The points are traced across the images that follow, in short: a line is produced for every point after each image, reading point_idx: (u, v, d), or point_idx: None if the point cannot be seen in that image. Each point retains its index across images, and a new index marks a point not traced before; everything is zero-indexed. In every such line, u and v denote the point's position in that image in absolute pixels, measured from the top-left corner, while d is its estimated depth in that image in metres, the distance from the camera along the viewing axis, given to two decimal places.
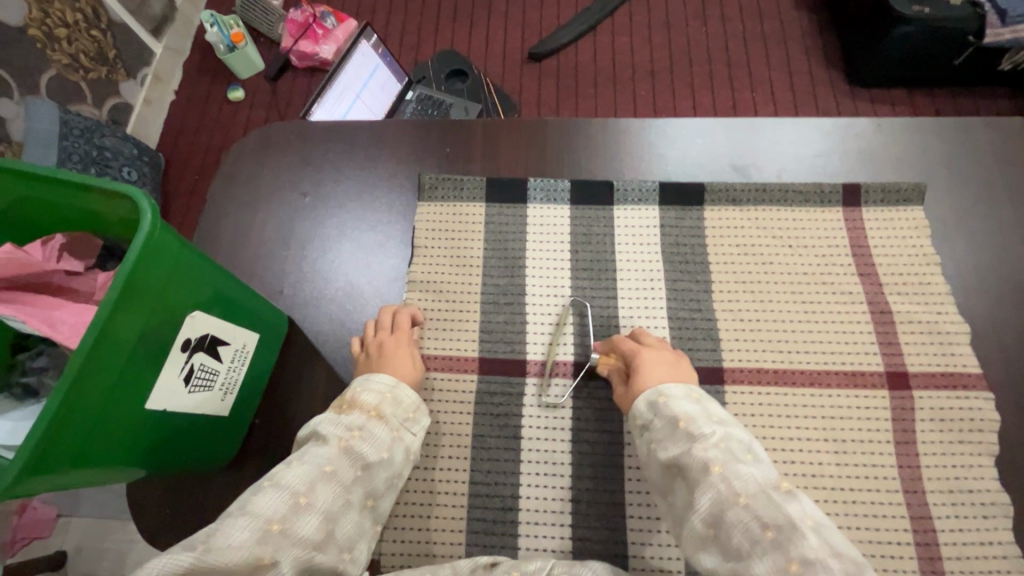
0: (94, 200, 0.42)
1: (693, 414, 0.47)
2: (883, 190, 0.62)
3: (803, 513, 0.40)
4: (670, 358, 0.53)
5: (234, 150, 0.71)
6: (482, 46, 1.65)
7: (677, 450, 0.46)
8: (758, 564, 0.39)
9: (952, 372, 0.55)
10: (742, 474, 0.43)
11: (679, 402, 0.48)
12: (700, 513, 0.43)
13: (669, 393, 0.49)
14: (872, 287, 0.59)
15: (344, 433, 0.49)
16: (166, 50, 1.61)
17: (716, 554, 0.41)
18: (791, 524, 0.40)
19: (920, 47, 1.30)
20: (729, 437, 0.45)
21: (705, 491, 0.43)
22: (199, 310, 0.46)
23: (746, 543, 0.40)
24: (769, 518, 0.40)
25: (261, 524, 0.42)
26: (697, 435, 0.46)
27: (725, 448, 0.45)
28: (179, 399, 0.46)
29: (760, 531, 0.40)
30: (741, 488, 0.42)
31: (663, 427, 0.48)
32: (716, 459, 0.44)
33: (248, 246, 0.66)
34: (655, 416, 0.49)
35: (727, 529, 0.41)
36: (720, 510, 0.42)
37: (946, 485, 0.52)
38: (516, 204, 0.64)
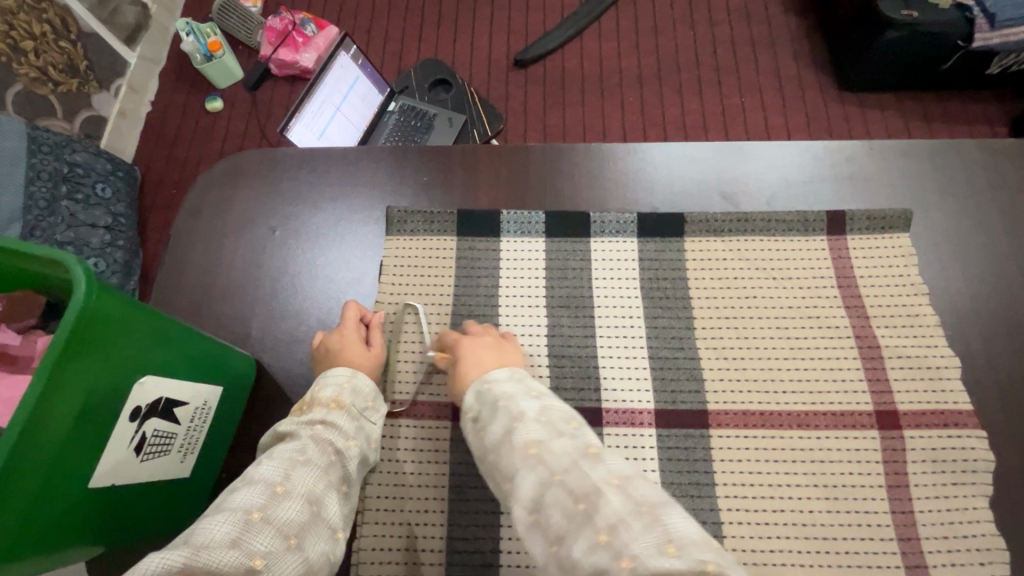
0: (31, 263, 0.39)
1: (515, 394, 0.48)
2: (867, 217, 0.59)
3: (604, 476, 0.40)
4: (490, 343, 0.53)
5: (202, 179, 0.68)
6: (466, 52, 1.62)
7: (500, 431, 0.45)
8: (574, 540, 0.37)
9: (943, 410, 0.53)
10: (552, 447, 0.43)
11: (502, 383, 0.49)
12: (522, 498, 0.41)
13: (493, 378, 0.50)
14: (859, 320, 0.56)
15: (308, 426, 0.50)
16: (141, 60, 1.57)
17: (540, 540, 0.39)
18: (595, 491, 0.39)
19: (907, 53, 1.30)
20: (548, 410, 0.46)
21: (526, 473, 0.42)
22: (149, 373, 0.43)
23: (561, 523, 0.39)
24: (581, 490, 0.39)
25: (242, 514, 0.40)
26: (519, 413, 0.46)
27: (544, 423, 0.45)
28: (131, 470, 0.43)
29: (573, 505, 0.39)
30: (557, 466, 0.42)
31: (488, 412, 0.47)
32: (534, 440, 0.44)
33: (216, 283, 0.63)
34: (483, 405, 0.48)
35: (546, 509, 0.40)
36: (536, 490, 0.41)
37: (942, 529, 0.50)
38: (489, 238, 0.62)
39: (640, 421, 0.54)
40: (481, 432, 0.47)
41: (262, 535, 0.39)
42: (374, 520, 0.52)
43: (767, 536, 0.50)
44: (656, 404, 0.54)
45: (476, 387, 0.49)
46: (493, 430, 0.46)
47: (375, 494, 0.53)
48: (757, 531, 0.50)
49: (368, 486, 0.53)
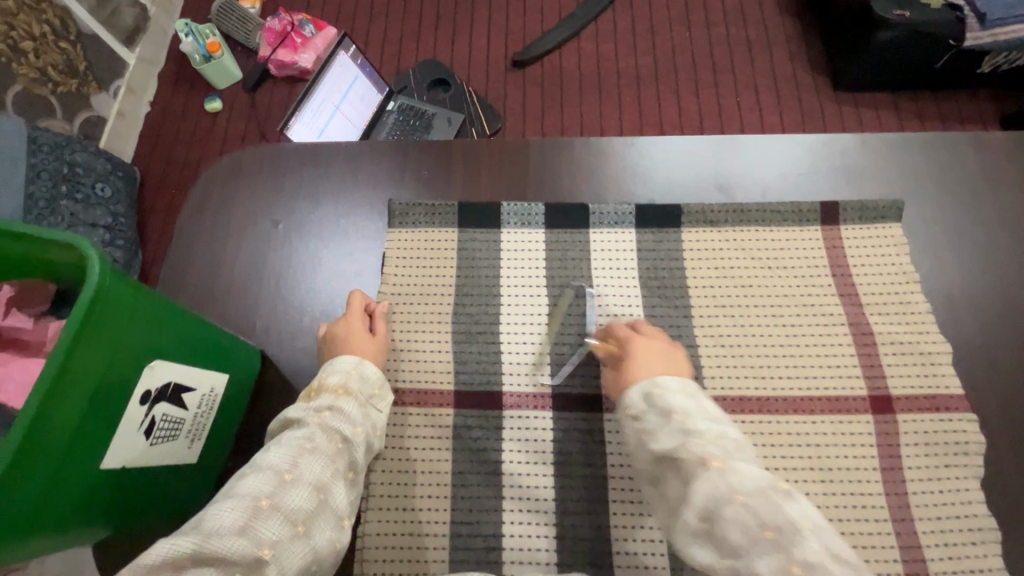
0: (42, 250, 0.39)
1: (691, 410, 0.46)
2: (860, 208, 0.60)
3: (803, 513, 0.39)
4: (663, 349, 0.52)
5: (205, 174, 0.69)
6: (464, 52, 1.63)
7: (675, 443, 0.44)
8: (753, 559, 0.38)
9: (935, 394, 0.54)
10: (740, 472, 0.41)
11: (675, 395, 0.46)
12: (693, 504, 0.41)
13: (663, 384, 0.47)
14: (852, 308, 0.58)
15: (316, 413, 0.50)
16: (140, 62, 1.57)
17: (710, 549, 0.40)
18: (792, 525, 0.38)
19: (901, 52, 1.32)
20: (723, 434, 0.44)
21: (704, 480, 0.41)
22: (158, 359, 0.44)
23: (743, 541, 0.39)
24: (768, 516, 0.39)
25: (251, 501, 0.42)
26: (695, 431, 0.44)
27: (722, 445, 0.43)
28: (140, 453, 0.44)
29: (759, 528, 0.39)
30: (739, 486, 0.40)
31: (655, 418, 0.46)
32: (715, 455, 0.42)
33: (219, 275, 0.64)
34: (650, 409, 0.46)
35: (722, 525, 0.40)
36: (708, 502, 0.40)
37: (935, 510, 0.51)
38: (489, 229, 0.63)
39: None
40: (644, 437, 0.46)
41: (270, 521, 0.42)
42: (378, 505, 0.53)
43: None
44: None
45: (645, 387, 0.48)
46: (661, 441, 0.44)
47: (377, 481, 0.54)
48: None
49: (371, 473, 0.54)
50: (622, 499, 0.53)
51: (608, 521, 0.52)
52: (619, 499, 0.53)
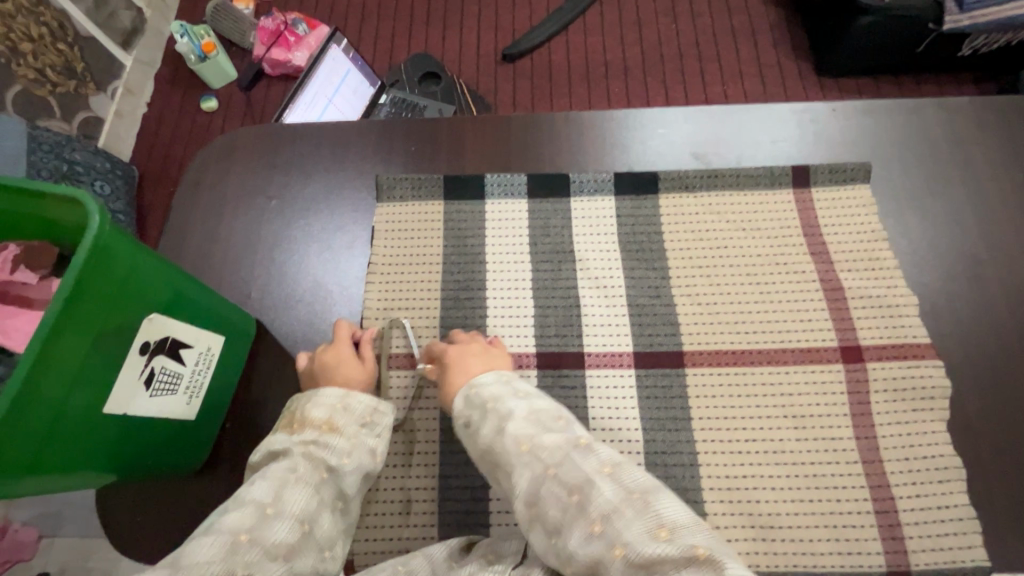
0: (48, 207, 0.42)
1: (503, 395, 0.50)
2: (830, 171, 0.63)
3: (597, 465, 0.42)
4: (478, 349, 0.54)
5: (200, 156, 0.71)
6: (455, 47, 1.66)
7: (492, 434, 0.47)
8: (569, 530, 0.40)
9: (903, 343, 0.56)
10: (543, 442, 0.45)
11: (489, 387, 0.50)
12: (522, 491, 0.44)
13: (479, 382, 0.51)
14: (824, 265, 0.60)
15: (300, 445, 0.50)
16: (137, 63, 1.60)
17: (540, 532, 0.42)
18: (588, 482, 0.41)
19: (882, 37, 1.34)
20: (538, 410, 0.48)
21: (522, 464, 0.45)
22: (158, 313, 0.46)
23: (559, 514, 0.41)
24: (572, 481, 0.42)
25: (229, 536, 0.41)
26: (507, 417, 0.47)
27: (533, 420, 0.47)
28: (141, 403, 0.46)
29: (567, 497, 0.41)
30: (549, 459, 0.44)
31: (476, 413, 0.49)
32: (524, 436, 0.46)
33: (217, 251, 0.66)
34: (472, 409, 0.50)
35: (543, 502, 0.42)
36: (533, 484, 0.43)
37: (903, 452, 0.53)
38: (474, 200, 0.65)
39: (620, 363, 0.57)
40: (473, 434, 0.49)
41: (249, 555, 0.41)
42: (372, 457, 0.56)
43: (738, 464, 0.53)
44: (635, 347, 0.58)
45: (465, 391, 0.51)
46: (486, 432, 0.48)
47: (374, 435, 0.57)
48: (729, 459, 0.53)
49: None
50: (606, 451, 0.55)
51: None
52: None
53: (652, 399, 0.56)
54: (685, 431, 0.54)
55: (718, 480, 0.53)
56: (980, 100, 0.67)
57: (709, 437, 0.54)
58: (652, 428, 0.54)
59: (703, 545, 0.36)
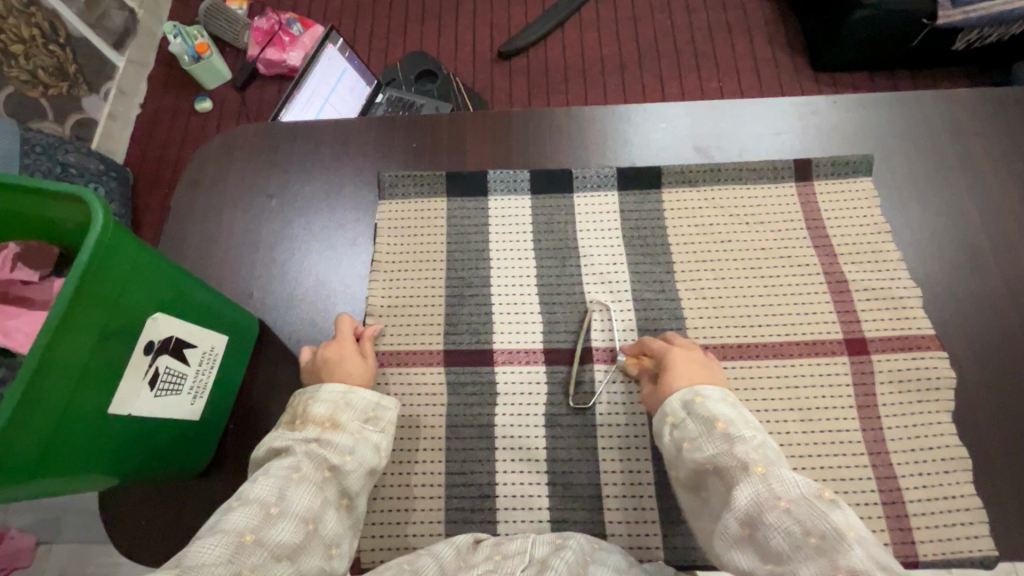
0: (49, 206, 0.41)
1: (733, 418, 0.47)
2: (832, 163, 0.63)
3: (846, 521, 0.39)
4: (698, 361, 0.53)
5: (199, 155, 0.71)
6: (451, 45, 1.66)
7: (716, 450, 0.45)
8: (797, 566, 0.38)
9: (907, 334, 0.57)
10: (783, 478, 0.42)
11: (717, 404, 0.48)
12: (736, 510, 0.42)
13: (705, 394, 0.48)
14: (827, 258, 0.60)
15: (303, 442, 0.49)
16: (130, 64, 1.59)
17: (752, 556, 0.40)
18: (835, 532, 0.38)
19: (878, 31, 1.35)
20: (765, 444, 0.45)
21: (746, 486, 0.42)
22: (162, 313, 0.46)
23: (784, 546, 0.39)
24: (813, 525, 0.39)
25: (234, 537, 0.42)
26: (735, 438, 0.45)
27: (766, 454, 0.44)
28: (146, 403, 0.46)
29: (801, 535, 0.39)
30: (783, 494, 0.41)
31: (698, 427, 0.47)
32: (759, 462, 0.43)
33: (217, 250, 0.65)
34: (689, 416, 0.48)
35: (763, 528, 0.40)
36: (755, 507, 0.41)
37: (909, 442, 0.53)
38: (477, 197, 0.65)
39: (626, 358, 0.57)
40: (688, 445, 0.47)
41: (253, 556, 0.41)
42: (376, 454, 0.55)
43: None
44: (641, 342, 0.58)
45: (692, 398, 0.48)
46: (705, 449, 0.45)
47: None
48: None
49: None
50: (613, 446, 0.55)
51: (599, 466, 0.54)
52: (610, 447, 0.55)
53: None
54: None
55: None
56: (978, 91, 0.67)
57: None
58: None
59: None
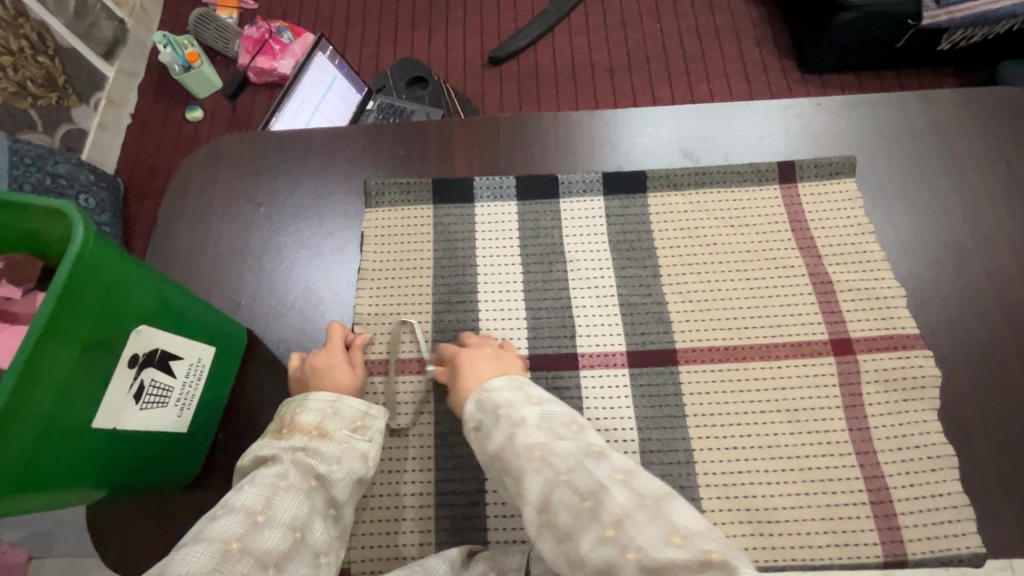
0: (31, 220, 0.41)
1: (516, 402, 0.48)
2: (816, 165, 0.64)
3: (608, 473, 0.41)
4: (491, 354, 0.55)
5: (185, 165, 0.71)
6: (442, 51, 1.66)
7: (502, 440, 0.46)
8: (581, 537, 0.38)
9: (893, 334, 0.57)
10: (558, 450, 0.43)
11: (501, 392, 0.49)
12: (531, 500, 0.42)
13: (492, 386, 0.50)
14: (812, 259, 0.61)
15: (290, 450, 0.49)
16: (120, 74, 1.59)
17: (549, 538, 0.40)
18: (600, 489, 0.40)
19: (863, 33, 1.36)
20: (548, 416, 0.47)
21: (536, 471, 0.42)
22: (146, 325, 0.46)
23: (569, 519, 0.39)
24: (584, 487, 0.40)
25: (221, 545, 0.41)
26: (520, 422, 0.46)
27: (545, 428, 0.46)
28: (131, 417, 0.46)
29: (578, 501, 0.40)
30: (561, 465, 0.42)
31: (489, 420, 0.48)
32: (537, 442, 0.44)
33: (204, 260, 0.65)
34: (483, 412, 0.49)
35: (554, 508, 0.40)
36: (543, 490, 0.41)
37: (896, 441, 0.54)
38: (463, 203, 0.65)
39: (615, 362, 0.58)
40: (483, 439, 0.48)
41: (240, 564, 0.41)
42: None
43: (734, 459, 0.53)
44: (629, 346, 0.58)
45: (476, 395, 0.50)
46: (495, 438, 0.46)
47: None
48: (725, 455, 0.53)
49: None
50: None
51: None
52: None
53: (647, 398, 0.56)
54: (681, 428, 0.55)
55: (714, 476, 0.53)
56: (959, 92, 0.68)
57: (704, 434, 0.54)
58: (648, 427, 0.55)
59: (717, 550, 0.35)
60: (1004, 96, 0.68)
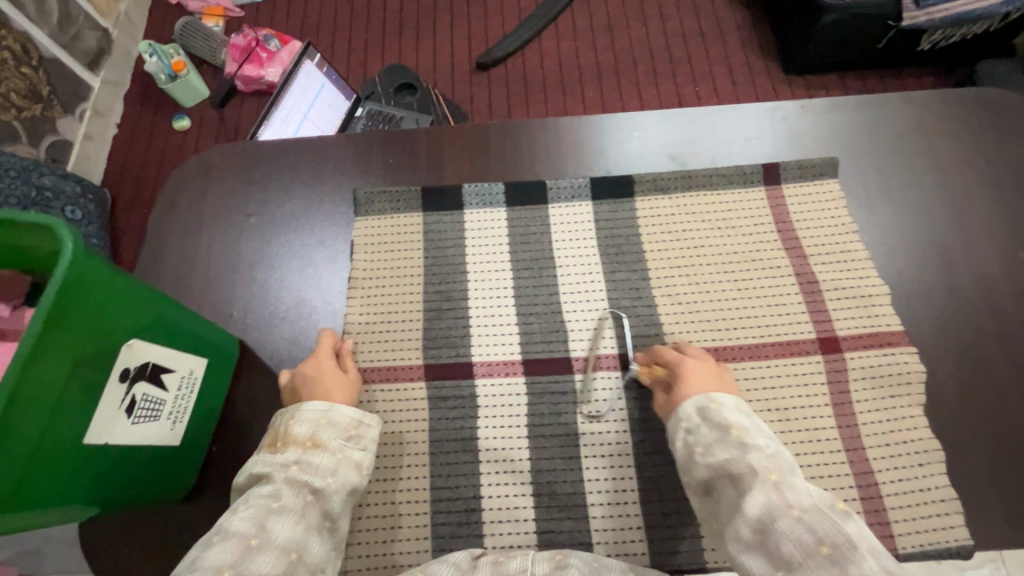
0: (19, 235, 0.41)
1: (749, 427, 0.47)
2: (799, 167, 0.65)
3: (862, 534, 0.37)
4: (715, 372, 0.53)
5: (174, 176, 0.71)
6: (430, 57, 1.67)
7: (729, 455, 0.45)
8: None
9: (878, 331, 0.58)
10: (798, 489, 0.40)
11: (732, 412, 0.48)
12: (748, 516, 0.40)
13: (721, 402, 0.49)
14: (798, 259, 0.62)
15: (282, 467, 0.49)
16: (105, 84, 1.58)
17: (763, 561, 0.38)
18: (849, 543, 0.36)
19: (846, 34, 1.38)
20: (781, 456, 0.44)
21: (763, 492, 0.41)
22: (138, 338, 0.46)
23: (796, 553, 0.37)
24: (825, 533, 0.37)
25: (213, 573, 0.39)
26: (750, 444, 0.45)
27: (778, 463, 0.43)
28: (124, 431, 0.45)
29: (813, 544, 0.37)
30: (796, 500, 0.39)
31: (712, 432, 0.47)
32: (773, 469, 0.42)
33: (194, 272, 0.65)
34: (706, 423, 0.48)
35: (775, 535, 0.38)
36: (768, 514, 0.39)
37: (883, 437, 0.55)
38: (453, 211, 0.65)
39: (606, 365, 0.58)
40: (699, 447, 0.47)
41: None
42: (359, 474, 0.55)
43: None
44: (620, 349, 0.59)
45: (705, 402, 0.49)
46: (719, 453, 0.45)
47: None
48: None
49: None
50: (595, 454, 0.55)
51: (581, 475, 0.55)
52: (592, 455, 0.55)
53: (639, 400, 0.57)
54: None
55: None
56: (939, 93, 0.70)
57: None
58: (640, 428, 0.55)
59: None
60: (982, 96, 0.69)
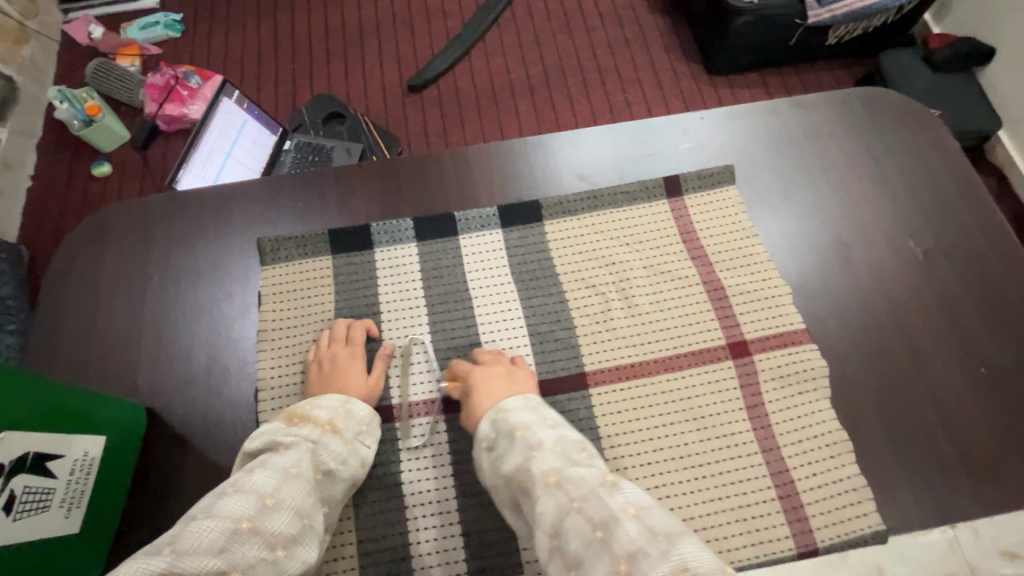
0: None
1: (530, 424, 0.49)
2: (698, 177, 0.67)
3: (631, 499, 0.41)
4: (503, 370, 0.56)
5: (72, 240, 0.67)
6: (359, 84, 1.65)
7: (514, 465, 0.47)
8: (591, 566, 0.37)
9: (783, 332, 0.60)
10: (575, 475, 0.43)
11: (517, 412, 0.51)
12: (545, 524, 0.41)
13: (507, 407, 0.51)
14: (704, 266, 0.64)
15: (302, 441, 0.50)
16: (13, 134, 1.48)
17: (562, 565, 0.39)
18: (613, 517, 0.39)
19: (759, 35, 1.45)
20: (564, 443, 0.47)
21: (550, 495, 0.42)
22: (7, 430, 0.45)
23: (580, 547, 0.39)
24: (597, 516, 0.39)
25: (230, 523, 0.41)
26: (534, 445, 0.47)
27: (558, 454, 0.46)
28: (3, 530, 0.44)
29: (590, 531, 0.39)
30: (576, 491, 0.42)
31: (503, 442, 0.49)
32: (551, 469, 0.44)
33: (98, 340, 0.62)
34: (498, 432, 0.50)
35: (566, 534, 0.40)
36: (557, 514, 0.41)
37: (796, 436, 0.57)
38: (363, 251, 0.64)
39: None
40: (496, 460, 0.49)
41: (248, 545, 0.41)
42: None
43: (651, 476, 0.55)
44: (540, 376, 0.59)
45: (493, 414, 0.52)
46: (509, 460, 0.47)
47: None
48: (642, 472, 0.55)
49: None
50: None
51: None
52: None
53: None
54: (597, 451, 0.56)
55: None
56: (827, 95, 0.73)
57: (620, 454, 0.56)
58: None
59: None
60: (867, 96, 0.73)
